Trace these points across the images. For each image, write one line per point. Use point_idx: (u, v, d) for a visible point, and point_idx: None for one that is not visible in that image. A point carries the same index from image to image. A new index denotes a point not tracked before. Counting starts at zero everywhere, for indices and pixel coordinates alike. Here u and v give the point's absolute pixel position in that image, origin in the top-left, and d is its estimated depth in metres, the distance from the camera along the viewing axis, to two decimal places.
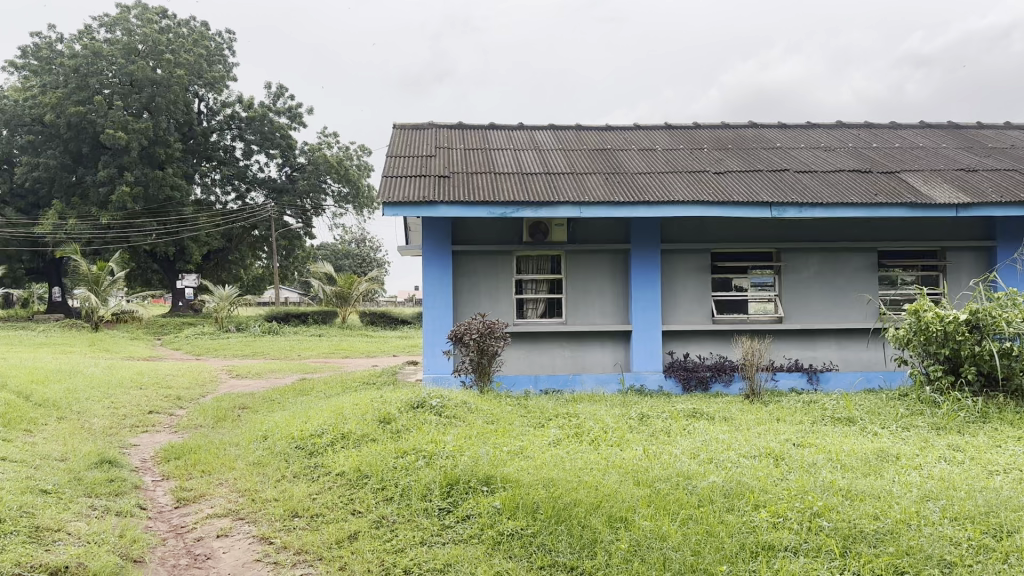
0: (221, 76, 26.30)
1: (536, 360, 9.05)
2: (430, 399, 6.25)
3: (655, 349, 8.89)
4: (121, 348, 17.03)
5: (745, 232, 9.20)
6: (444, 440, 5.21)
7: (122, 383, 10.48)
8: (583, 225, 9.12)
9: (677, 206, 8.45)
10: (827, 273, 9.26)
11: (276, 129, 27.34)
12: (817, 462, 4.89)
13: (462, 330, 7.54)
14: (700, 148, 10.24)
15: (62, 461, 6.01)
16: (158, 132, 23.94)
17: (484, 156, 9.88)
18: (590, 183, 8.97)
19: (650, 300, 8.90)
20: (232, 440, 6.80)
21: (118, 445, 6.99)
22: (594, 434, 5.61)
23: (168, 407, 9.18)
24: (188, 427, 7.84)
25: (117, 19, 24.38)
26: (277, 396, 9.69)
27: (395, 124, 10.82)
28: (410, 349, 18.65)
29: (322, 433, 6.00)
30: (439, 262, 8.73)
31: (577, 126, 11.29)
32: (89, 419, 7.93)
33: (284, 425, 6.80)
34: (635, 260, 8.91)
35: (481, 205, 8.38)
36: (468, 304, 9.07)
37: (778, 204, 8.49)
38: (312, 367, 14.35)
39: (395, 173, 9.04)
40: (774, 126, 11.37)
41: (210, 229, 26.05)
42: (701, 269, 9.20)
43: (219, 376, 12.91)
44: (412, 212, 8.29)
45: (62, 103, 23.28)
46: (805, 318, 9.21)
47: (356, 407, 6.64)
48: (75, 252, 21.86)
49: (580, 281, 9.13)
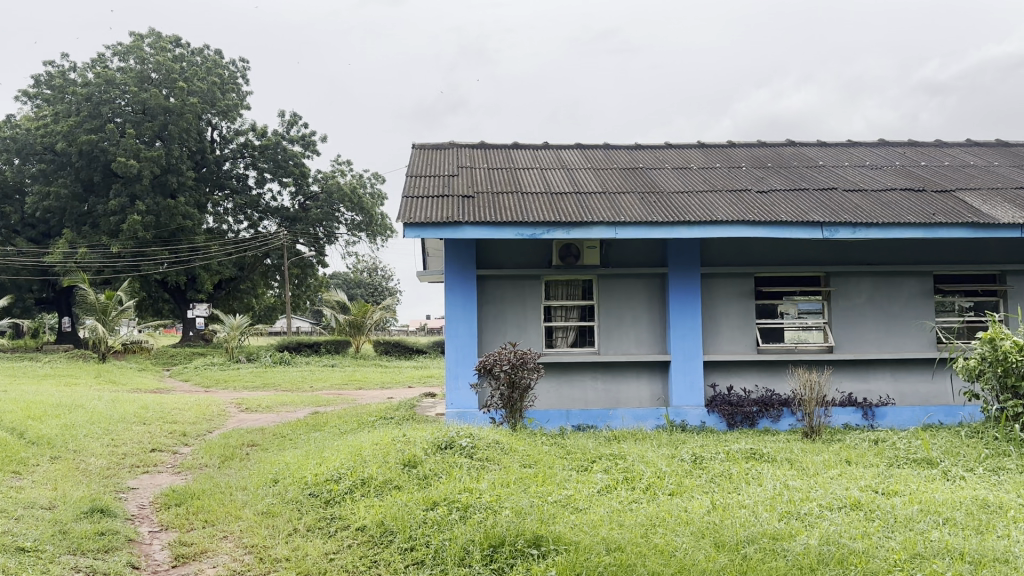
0: (234, 105, 25.96)
1: (567, 394, 8.39)
2: (460, 438, 5.60)
3: (696, 382, 8.21)
4: (128, 380, 16.46)
5: (791, 254, 8.58)
6: (478, 488, 4.57)
7: (125, 418, 9.87)
8: (617, 247, 8.51)
9: (721, 227, 7.83)
10: (881, 299, 8.60)
11: (289, 156, 26.95)
12: (916, 515, 4.20)
13: (492, 361, 6.90)
14: (738, 167, 9.63)
15: (49, 510, 5.38)
16: (170, 160, 23.60)
17: (509, 175, 9.31)
18: (625, 202, 8.37)
19: (690, 327, 8.25)
20: (240, 484, 6.16)
21: (114, 489, 6.35)
22: (647, 480, 4.96)
23: (172, 444, 8.53)
24: (192, 469, 7.21)
25: (131, 47, 24.17)
26: (288, 432, 9.04)
27: (415, 143, 10.28)
28: (425, 379, 17.95)
29: (339, 477, 5.33)
30: (463, 288, 8.12)
31: (605, 145, 10.73)
32: (85, 459, 7.30)
33: (297, 467, 6.15)
34: (674, 286, 8.27)
35: (508, 225, 7.78)
36: (493, 333, 8.43)
37: (830, 224, 7.85)
38: (325, 400, 13.69)
39: (417, 193, 8.47)
40: (814, 144, 10.76)
41: (222, 257, 25.56)
42: (744, 294, 8.54)
43: (229, 409, 12.28)
44: (435, 233, 7.71)
45: (74, 131, 22.98)
46: (858, 348, 8.54)
47: (377, 446, 5.98)
48: (83, 281, 21.39)
49: (614, 307, 8.49)
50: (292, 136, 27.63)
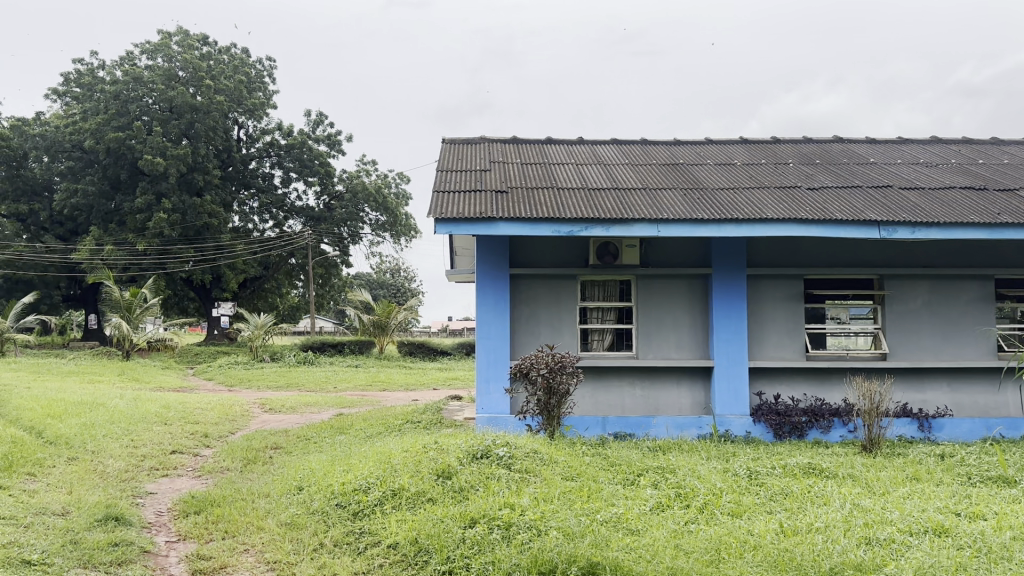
0: (261, 103, 25.80)
1: (603, 401, 7.97)
2: (496, 447, 5.20)
3: (740, 390, 7.79)
4: (151, 379, 16.24)
5: (842, 255, 8.12)
6: (519, 503, 4.18)
7: (146, 417, 9.60)
8: (658, 246, 8.10)
9: (771, 225, 7.40)
10: (938, 305, 8.12)
11: (315, 156, 26.76)
12: (1010, 542, 3.79)
13: (528, 365, 6.54)
14: (785, 164, 9.18)
15: (60, 517, 5.06)
16: (196, 158, 23.46)
17: (544, 170, 8.92)
18: (668, 199, 7.96)
19: (735, 331, 7.82)
20: (263, 491, 5.82)
21: (130, 494, 6.03)
22: (702, 497, 4.57)
23: (193, 446, 8.23)
24: (213, 473, 6.91)
25: (159, 45, 24.10)
26: (312, 435, 8.71)
27: (445, 138, 9.92)
28: (449, 381, 17.58)
29: (368, 487, 4.95)
30: (495, 287, 7.75)
31: (642, 141, 10.32)
32: (102, 461, 7.00)
33: (323, 474, 5.81)
34: (718, 287, 7.85)
35: (545, 221, 7.39)
36: (527, 335, 8.05)
37: (888, 223, 7.40)
38: (349, 401, 13.37)
39: (448, 188, 8.12)
40: (862, 141, 10.26)
41: (247, 256, 25.36)
42: (792, 297, 8.09)
43: (252, 410, 11.98)
44: (467, 229, 7.35)
45: (102, 129, 22.90)
46: (913, 356, 8.07)
47: (408, 452, 5.60)
48: (108, 277, 21.25)
49: (655, 310, 8.07)
50: (318, 136, 27.43)
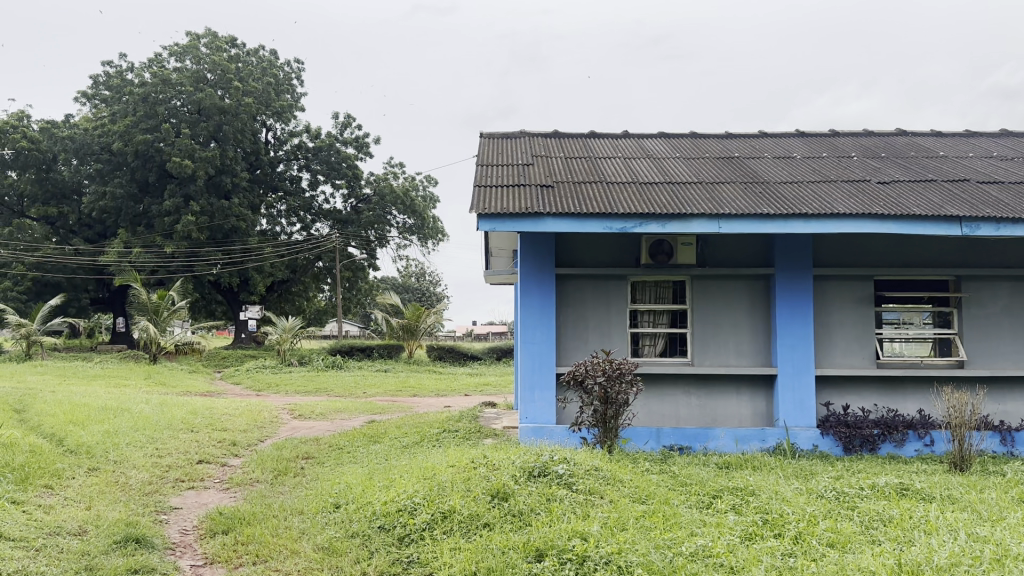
0: (289, 106, 25.53)
1: (656, 410, 7.44)
2: (555, 464, 4.68)
3: (806, 400, 7.22)
4: (179, 383, 15.91)
5: (914, 254, 7.51)
6: (591, 533, 3.68)
7: (172, 424, 9.19)
8: (715, 244, 7.54)
9: (842, 221, 6.82)
10: (1020, 308, 7.48)
11: (342, 158, 26.42)
12: None
13: (583, 372, 6.00)
14: (848, 157, 8.60)
15: (76, 538, 4.62)
16: (224, 161, 23.26)
17: (590, 164, 8.40)
18: (726, 193, 7.42)
19: (800, 336, 7.25)
20: (296, 508, 5.34)
21: (153, 509, 5.58)
22: (795, 525, 4.04)
23: (220, 456, 7.79)
24: (242, 486, 6.45)
25: (187, 47, 23.91)
26: (345, 444, 8.23)
27: (482, 133, 9.42)
28: (481, 387, 17.02)
29: (414, 508, 4.41)
30: (540, 288, 7.23)
31: (691, 134, 9.75)
32: (125, 472, 6.58)
33: (362, 490, 5.31)
34: (781, 290, 7.28)
35: (596, 217, 6.85)
36: (574, 340, 7.51)
37: (970, 219, 6.78)
38: (380, 407, 12.92)
39: (489, 183, 7.62)
40: (927, 134, 9.60)
41: (275, 259, 25.04)
42: (861, 300, 7.50)
43: (281, 416, 11.53)
44: (511, 225, 6.83)
45: (130, 131, 22.74)
46: (993, 363, 7.43)
47: (455, 468, 5.06)
48: (135, 280, 20.99)
49: (711, 313, 7.52)
50: (346, 138, 27.07)
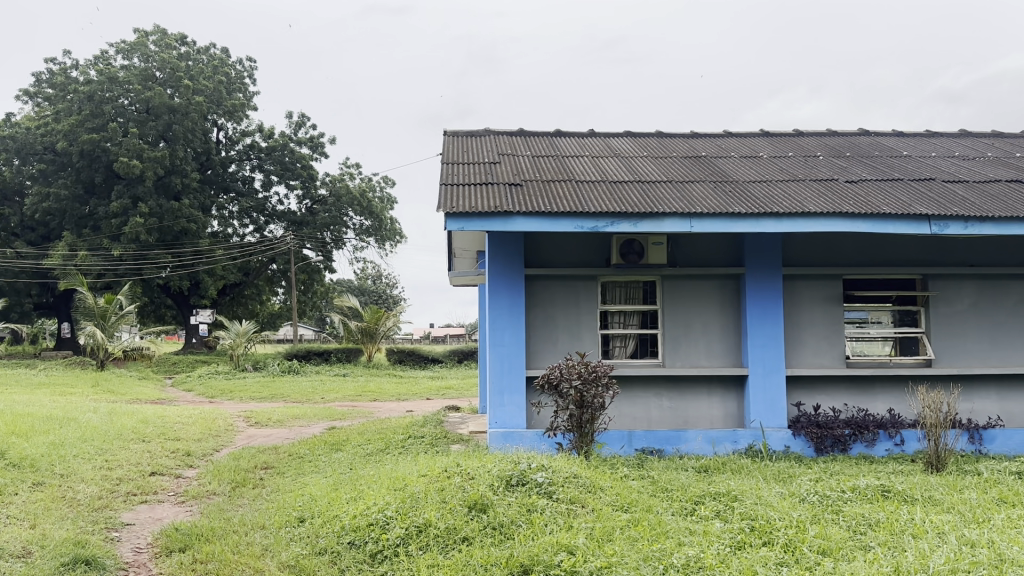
0: (241, 105, 24.94)
1: (628, 413, 7.30)
2: (533, 473, 4.49)
3: (777, 400, 7.15)
4: (129, 390, 15.36)
5: (883, 254, 7.49)
6: (577, 546, 3.54)
7: (122, 434, 8.78)
8: (685, 244, 7.43)
9: (814, 220, 6.75)
10: (986, 306, 7.51)
11: (296, 159, 25.89)
12: None
13: (558, 376, 5.85)
14: (814, 157, 8.58)
15: (18, 560, 4.29)
16: (174, 161, 22.60)
17: (558, 163, 8.24)
18: (697, 191, 7.32)
19: (771, 336, 7.18)
20: (257, 522, 5.07)
21: (104, 526, 5.26)
22: (784, 532, 3.92)
23: (174, 467, 7.44)
24: (198, 499, 6.14)
25: (135, 44, 23.19)
26: (306, 452, 7.93)
27: (446, 131, 9.20)
28: (443, 390, 16.78)
29: (387, 521, 4.18)
30: (510, 290, 7.03)
31: (657, 133, 9.66)
32: (72, 486, 6.21)
33: (329, 503, 5.05)
34: (752, 290, 7.20)
35: (566, 217, 6.69)
36: (543, 342, 7.33)
37: (939, 218, 6.76)
38: (340, 413, 12.58)
39: (455, 181, 7.41)
40: (889, 134, 9.66)
41: (227, 262, 24.46)
42: (831, 299, 7.46)
43: (237, 423, 11.14)
44: (480, 225, 6.62)
45: (75, 130, 21.96)
46: (959, 361, 7.46)
47: (428, 477, 4.83)
48: (81, 283, 20.26)
49: (682, 313, 7.40)
50: (300, 138, 26.55)
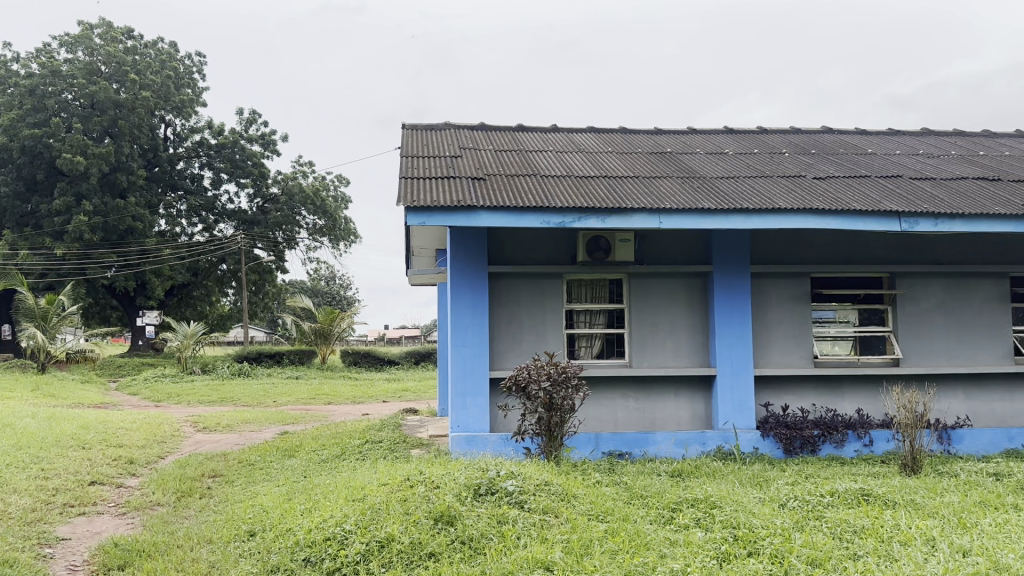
0: (190, 100, 24.23)
1: (594, 415, 7.08)
2: (502, 480, 4.22)
3: (745, 401, 6.98)
4: (70, 394, 14.68)
5: (851, 252, 7.39)
6: (554, 561, 3.30)
7: (60, 441, 8.29)
8: (653, 240, 7.22)
9: (785, 216, 6.58)
10: (953, 305, 7.45)
11: (247, 156, 25.23)
12: None
13: (526, 377, 5.57)
14: (780, 153, 8.47)
15: None
16: (121, 157, 21.79)
17: (521, 157, 7.98)
18: (665, 186, 7.13)
19: (739, 335, 7.02)
20: (204, 536, 4.70)
21: (36, 543, 4.83)
22: (769, 541, 3.70)
23: (116, 476, 6.98)
24: (142, 510, 5.74)
25: (79, 37, 22.31)
26: (258, 459, 7.54)
27: (405, 123, 8.87)
28: (399, 393, 16.38)
29: (346, 536, 3.85)
30: (472, 289, 6.74)
31: (621, 129, 9.47)
32: (2, 499, 5.73)
33: (282, 515, 4.70)
34: (720, 288, 7.03)
35: (532, 211, 6.42)
36: (506, 342, 7.06)
37: (910, 214, 6.66)
38: (293, 417, 12.11)
39: (415, 175, 7.09)
40: (853, 132, 9.60)
41: (173, 261, 23.67)
42: (798, 298, 7.33)
43: (184, 429, 10.63)
44: (442, 219, 6.30)
45: (15, 125, 21.03)
46: (927, 360, 7.39)
47: (389, 487, 4.50)
48: (21, 284, 19.38)
49: (648, 312, 7.20)
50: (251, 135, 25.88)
